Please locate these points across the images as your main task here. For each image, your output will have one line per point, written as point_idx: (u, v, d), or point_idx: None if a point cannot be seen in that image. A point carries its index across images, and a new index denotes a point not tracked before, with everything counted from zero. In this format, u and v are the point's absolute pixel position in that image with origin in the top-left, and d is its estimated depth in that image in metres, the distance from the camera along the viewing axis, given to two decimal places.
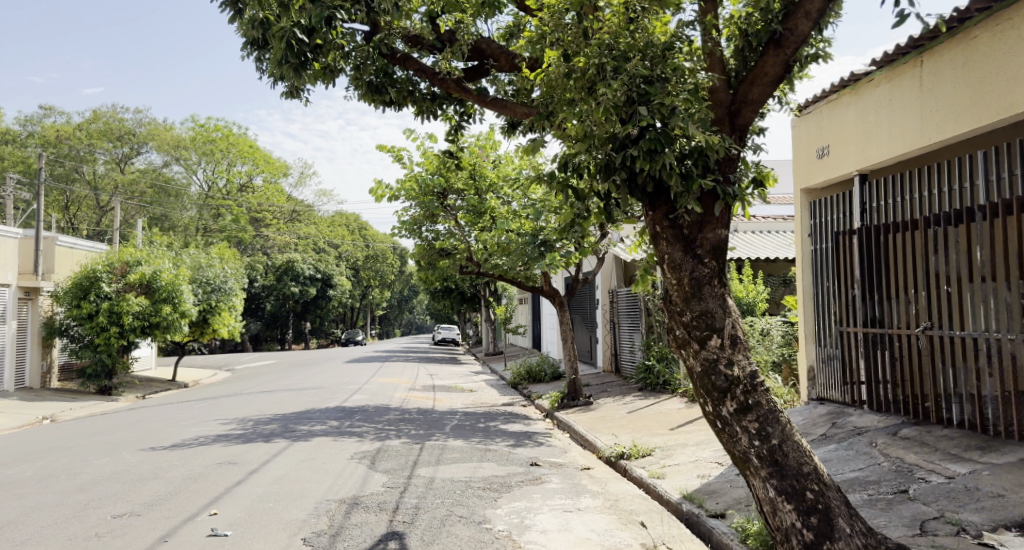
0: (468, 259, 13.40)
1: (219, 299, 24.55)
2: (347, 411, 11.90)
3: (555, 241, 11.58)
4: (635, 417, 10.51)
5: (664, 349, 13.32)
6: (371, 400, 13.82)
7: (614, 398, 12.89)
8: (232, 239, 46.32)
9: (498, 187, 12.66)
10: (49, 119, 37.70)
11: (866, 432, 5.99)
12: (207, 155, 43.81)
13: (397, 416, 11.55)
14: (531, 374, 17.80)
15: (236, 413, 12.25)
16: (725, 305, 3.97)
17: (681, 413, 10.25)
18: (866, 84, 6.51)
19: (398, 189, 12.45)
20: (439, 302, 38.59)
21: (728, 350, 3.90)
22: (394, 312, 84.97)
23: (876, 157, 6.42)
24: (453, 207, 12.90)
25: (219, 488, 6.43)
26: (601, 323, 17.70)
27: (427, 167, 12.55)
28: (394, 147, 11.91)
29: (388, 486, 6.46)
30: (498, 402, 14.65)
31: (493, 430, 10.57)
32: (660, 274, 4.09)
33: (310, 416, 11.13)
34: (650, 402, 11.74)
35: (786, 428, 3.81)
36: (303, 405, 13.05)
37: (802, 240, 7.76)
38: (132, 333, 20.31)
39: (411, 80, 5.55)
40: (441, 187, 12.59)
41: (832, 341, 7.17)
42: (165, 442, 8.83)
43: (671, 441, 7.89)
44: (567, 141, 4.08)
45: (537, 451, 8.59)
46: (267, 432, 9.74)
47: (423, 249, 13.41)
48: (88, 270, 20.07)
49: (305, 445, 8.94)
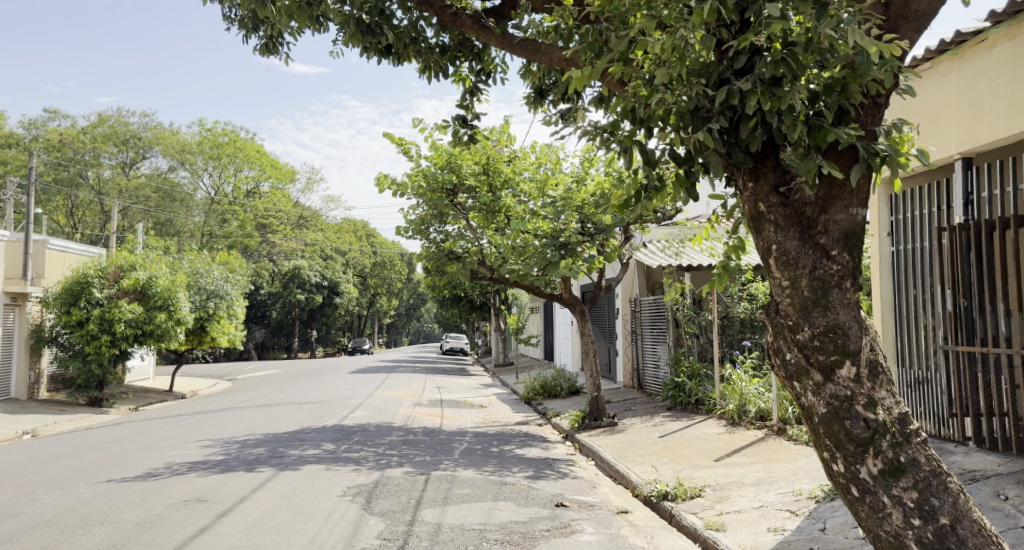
0: (481, 262, 12.24)
1: (218, 307, 23.44)
2: (346, 431, 10.71)
3: (578, 245, 10.39)
4: (669, 442, 9.28)
5: (696, 365, 12.10)
6: (373, 418, 12.65)
7: (640, 418, 11.66)
8: (238, 245, 45.41)
9: (514, 182, 11.38)
10: (54, 122, 37.06)
11: (987, 478, 4.72)
12: (214, 159, 42.78)
13: (400, 438, 10.35)
14: (547, 389, 16.59)
15: (223, 432, 11.10)
16: (860, 318, 2.76)
17: (722, 439, 9.01)
18: (974, 46, 5.31)
19: (404, 184, 11.26)
20: (448, 310, 37.58)
21: (867, 385, 2.69)
22: (401, 321, 84.10)
23: (989, 135, 5.20)
24: (464, 206, 11.73)
25: (177, 537, 5.22)
26: (620, 335, 16.47)
27: (435, 162, 11.34)
28: (401, 138, 10.72)
29: (384, 538, 5.23)
30: (511, 420, 13.43)
31: (509, 455, 9.35)
32: (763, 273, 2.89)
33: (304, 438, 9.92)
34: (683, 424, 10.51)
35: (957, 501, 2.59)
36: (299, 423, 11.87)
37: (878, 239, 6.54)
38: (124, 341, 19.22)
39: (416, 28, 4.72)
40: (452, 182, 11.38)
41: (923, 363, 5.93)
42: (132, 470, 7.64)
43: (723, 479, 6.64)
44: (639, 71, 2.92)
45: (561, 485, 7.35)
46: (252, 457, 8.55)
47: (429, 250, 12.30)
48: (79, 274, 18.95)
49: (292, 474, 7.73)
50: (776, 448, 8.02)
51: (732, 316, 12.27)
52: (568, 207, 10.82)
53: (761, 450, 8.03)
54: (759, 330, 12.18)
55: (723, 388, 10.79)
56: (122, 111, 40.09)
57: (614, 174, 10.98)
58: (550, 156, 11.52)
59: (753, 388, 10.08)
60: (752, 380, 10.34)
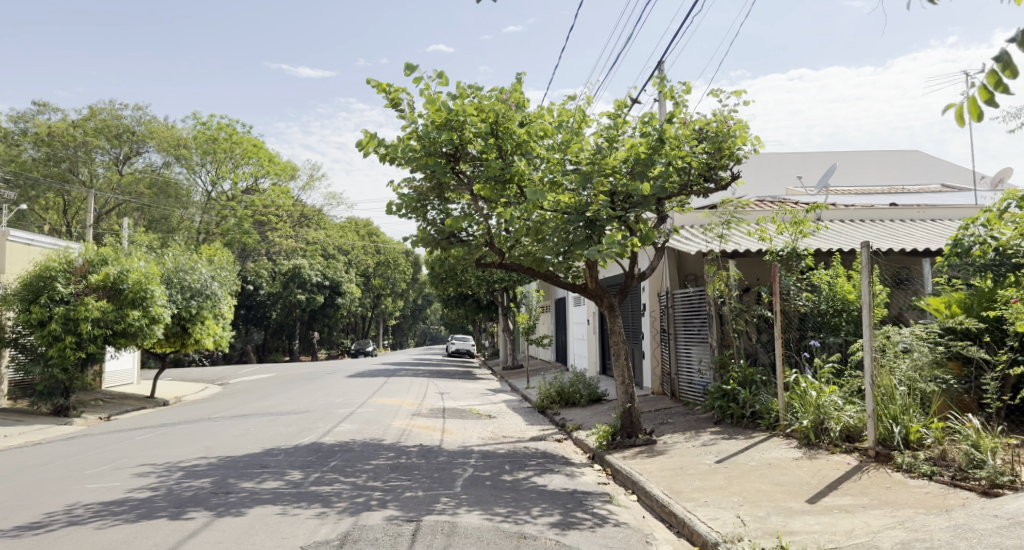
0: (488, 246, 10.26)
1: (201, 306, 21.51)
2: (322, 454, 8.67)
3: (606, 220, 8.48)
4: (735, 472, 7.19)
5: (749, 370, 10.02)
6: (361, 433, 10.64)
7: (682, 434, 9.61)
8: (236, 244, 43.43)
9: (530, 147, 9.22)
10: (43, 115, 35.01)
11: None
12: (210, 154, 40.73)
13: (387, 462, 8.28)
14: (563, 396, 14.55)
15: (176, 451, 9.11)
16: None
17: (804, 470, 6.93)
18: None
19: (391, 150, 9.19)
20: (453, 311, 35.63)
21: None
22: (406, 321, 82.21)
23: None
24: (467, 175, 9.62)
25: None
26: (648, 334, 14.46)
27: (432, 122, 9.09)
28: (388, 87, 8.65)
29: None
30: (525, 434, 11.41)
31: (526, 487, 7.28)
32: None
33: (266, 464, 7.88)
34: (742, 443, 8.46)
35: None
36: (269, 440, 9.86)
37: None
38: (92, 343, 17.33)
39: None
40: (452, 145, 9.16)
41: None
42: (14, 519, 5.61)
43: (843, 541, 4.55)
44: None
45: (604, 541, 5.28)
46: (187, 494, 6.46)
47: (426, 232, 10.25)
48: (41, 268, 16.98)
49: (233, 522, 5.65)
50: (889, 487, 5.93)
51: (790, 309, 10.17)
52: (595, 174, 8.80)
53: (870, 491, 5.92)
54: (825, 328, 9.99)
55: (789, 397, 8.76)
56: (114, 104, 38.10)
57: (651, 137, 8.85)
58: (572, 115, 9.43)
59: (829, 398, 8.11)
60: (826, 388, 8.34)
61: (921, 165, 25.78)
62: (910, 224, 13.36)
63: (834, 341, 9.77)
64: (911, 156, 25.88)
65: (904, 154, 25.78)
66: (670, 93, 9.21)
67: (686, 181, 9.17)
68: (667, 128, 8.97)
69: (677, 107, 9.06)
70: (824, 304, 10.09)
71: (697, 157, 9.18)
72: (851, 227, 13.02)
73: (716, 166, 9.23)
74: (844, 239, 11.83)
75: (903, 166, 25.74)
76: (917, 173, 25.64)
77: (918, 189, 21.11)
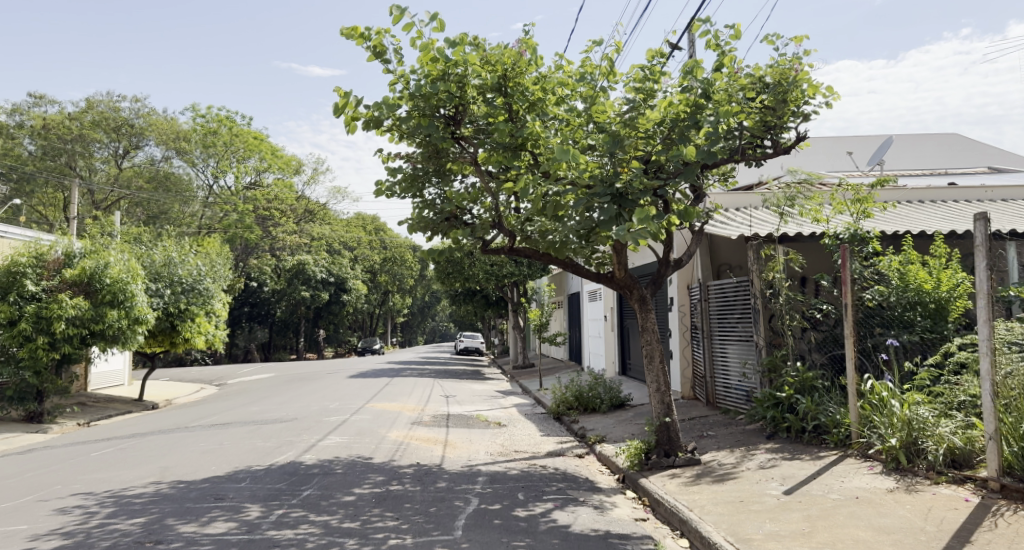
0: (496, 226, 8.67)
1: (191, 303, 20.05)
2: (296, 479, 7.11)
3: (642, 190, 6.79)
4: (816, 509, 5.57)
5: (808, 374, 8.38)
6: (350, 449, 9.09)
7: (728, 452, 8.01)
8: (239, 240, 41.86)
9: (545, 106, 7.65)
10: (38, 107, 33.26)
11: None
12: (210, 148, 38.82)
13: (373, 491, 6.71)
14: (582, 401, 12.96)
15: (123, 475, 7.59)
16: None
17: (910, 508, 5.30)
18: None
19: (376, 112, 7.64)
20: (461, 307, 34.13)
21: None
22: (414, 320, 80.94)
23: None
24: (469, 141, 8.04)
25: None
26: (677, 332, 12.86)
27: (426, 76, 7.52)
28: (368, 33, 7.10)
29: None
30: (542, 448, 9.83)
31: (546, 528, 5.70)
32: None
33: (222, 496, 6.33)
34: (810, 466, 6.84)
35: None
36: (238, 460, 8.31)
37: None
38: (67, 344, 15.88)
39: None
40: (451, 104, 7.59)
41: None
42: None
43: None
44: None
45: None
46: (103, 545, 4.92)
47: (423, 213, 8.67)
48: (9, 263, 15.51)
49: None
50: None
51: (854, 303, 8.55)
52: (626, 134, 7.17)
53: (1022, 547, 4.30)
54: (898, 326, 8.33)
55: (863, 406, 7.18)
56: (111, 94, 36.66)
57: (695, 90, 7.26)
58: (597, 68, 7.83)
59: (919, 410, 6.52)
60: (914, 397, 6.76)
61: (962, 149, 24.10)
62: (979, 205, 11.65)
63: (911, 339, 8.12)
64: (950, 140, 24.20)
65: (942, 138, 24.17)
66: (714, 41, 7.61)
67: (738, 142, 7.61)
68: (714, 80, 7.37)
69: (724, 55, 7.45)
70: (896, 296, 8.43)
71: (751, 113, 7.57)
72: (911, 208, 11.36)
73: (774, 124, 7.65)
74: (909, 221, 10.17)
75: (942, 150, 24.07)
76: (958, 157, 23.91)
77: (962, 171, 19.41)
